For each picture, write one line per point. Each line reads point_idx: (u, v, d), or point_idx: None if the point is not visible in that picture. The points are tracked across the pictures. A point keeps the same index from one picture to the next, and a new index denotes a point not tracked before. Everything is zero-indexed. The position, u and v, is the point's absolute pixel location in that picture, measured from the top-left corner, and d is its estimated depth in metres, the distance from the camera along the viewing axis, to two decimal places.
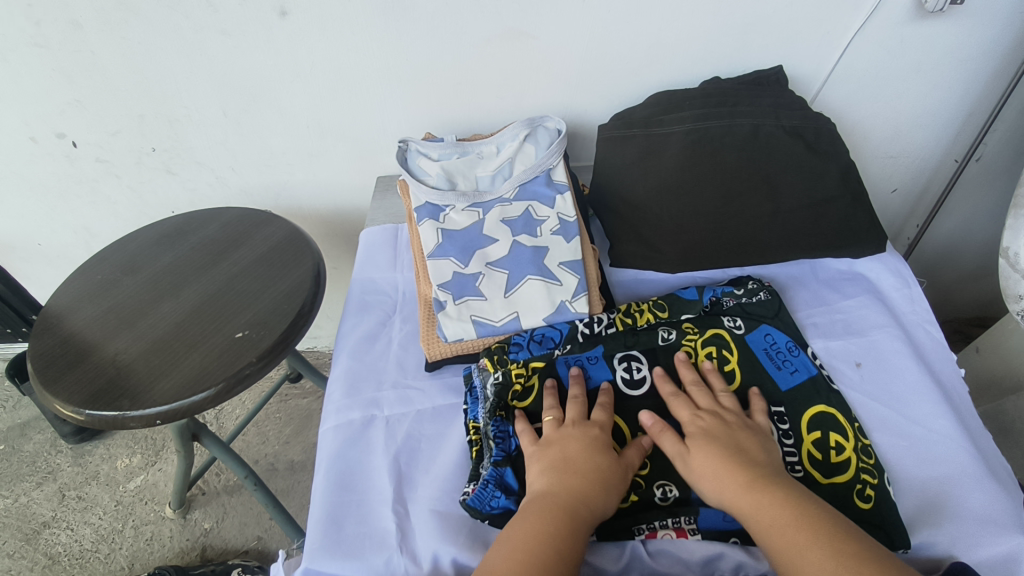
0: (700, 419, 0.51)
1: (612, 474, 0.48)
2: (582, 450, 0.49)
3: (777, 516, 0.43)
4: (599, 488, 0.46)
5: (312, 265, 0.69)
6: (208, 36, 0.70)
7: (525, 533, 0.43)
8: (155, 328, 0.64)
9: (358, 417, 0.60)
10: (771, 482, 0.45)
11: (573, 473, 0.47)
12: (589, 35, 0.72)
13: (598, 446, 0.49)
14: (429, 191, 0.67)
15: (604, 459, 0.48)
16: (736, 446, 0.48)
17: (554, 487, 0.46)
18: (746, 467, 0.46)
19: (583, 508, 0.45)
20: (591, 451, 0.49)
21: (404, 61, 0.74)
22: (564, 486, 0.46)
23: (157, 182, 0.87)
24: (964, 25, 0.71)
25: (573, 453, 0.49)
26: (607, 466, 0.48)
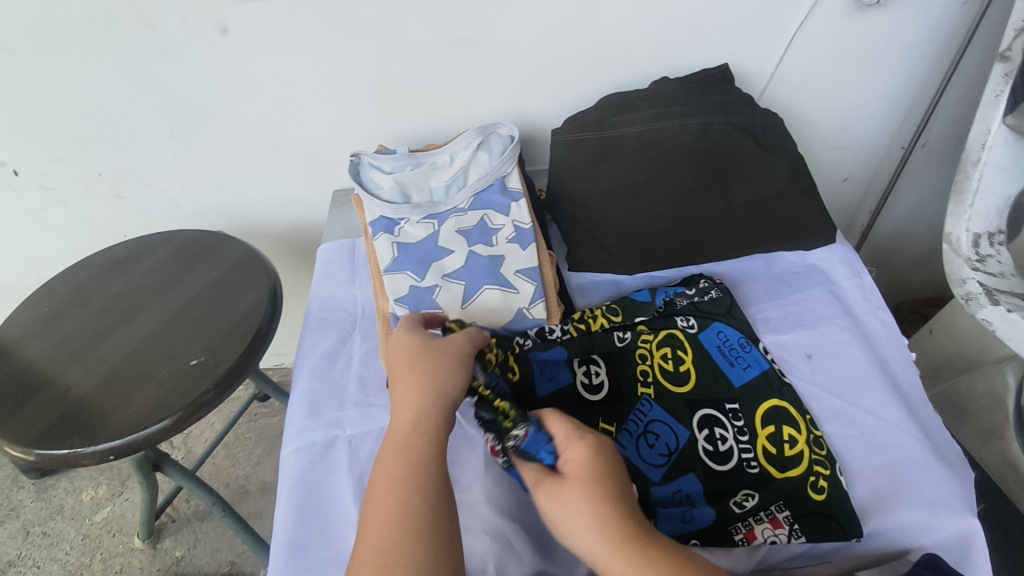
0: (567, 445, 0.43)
1: (441, 372, 0.47)
2: (401, 361, 0.49)
3: (642, 548, 0.38)
4: (429, 393, 0.46)
5: (268, 286, 0.68)
6: (148, 55, 0.69)
7: (384, 475, 0.43)
8: (106, 360, 0.62)
9: (320, 438, 0.59)
10: (631, 515, 0.40)
11: (407, 387, 0.47)
12: (538, 41, 0.72)
13: (409, 351, 0.49)
14: (382, 205, 0.67)
15: (424, 362, 0.48)
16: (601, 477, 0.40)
17: (399, 411, 0.46)
18: (630, 512, 0.40)
19: (418, 423, 0.45)
20: (406, 357, 0.49)
21: (353, 74, 0.73)
22: (401, 407, 0.46)
23: (106, 207, 0.85)
24: (901, 17, 0.73)
25: (398, 367, 0.49)
26: (421, 364, 0.48)
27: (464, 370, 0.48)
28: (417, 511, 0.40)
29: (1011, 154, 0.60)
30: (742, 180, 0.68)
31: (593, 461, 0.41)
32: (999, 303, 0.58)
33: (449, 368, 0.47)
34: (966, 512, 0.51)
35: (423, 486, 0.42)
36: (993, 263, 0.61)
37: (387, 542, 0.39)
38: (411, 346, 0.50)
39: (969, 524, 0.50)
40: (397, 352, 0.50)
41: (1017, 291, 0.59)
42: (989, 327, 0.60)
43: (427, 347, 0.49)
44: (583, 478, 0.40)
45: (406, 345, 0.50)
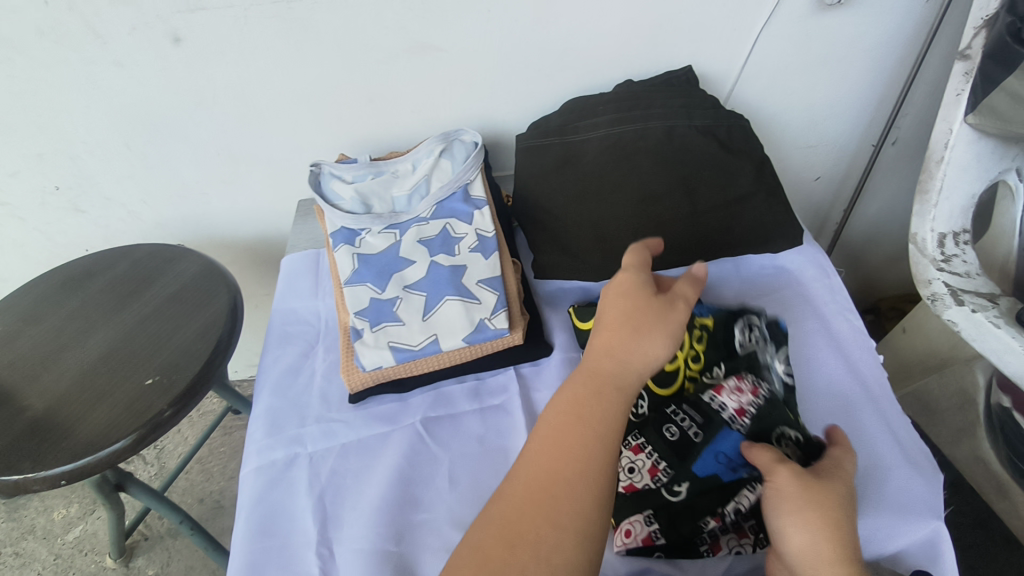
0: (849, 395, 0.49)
1: (644, 327, 0.42)
2: (621, 303, 0.44)
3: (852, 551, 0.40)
4: (638, 347, 0.41)
5: (227, 300, 0.67)
6: (99, 68, 0.67)
7: (556, 414, 0.41)
8: (59, 382, 0.60)
9: (280, 456, 0.57)
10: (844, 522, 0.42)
11: (609, 334, 0.43)
12: (499, 46, 0.71)
13: (631, 293, 0.44)
14: (343, 216, 0.65)
15: (637, 317, 0.43)
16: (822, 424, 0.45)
17: (593, 352, 0.43)
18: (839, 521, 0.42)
19: (621, 374, 0.41)
20: (624, 300, 0.44)
21: (313, 82, 0.72)
22: (599, 350, 0.43)
23: (67, 221, 0.83)
24: (865, 15, 0.72)
25: (608, 307, 0.44)
26: (638, 312, 0.43)
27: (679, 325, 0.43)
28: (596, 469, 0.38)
29: (975, 152, 0.60)
30: (707, 183, 0.67)
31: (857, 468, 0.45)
32: (964, 303, 0.57)
33: (659, 335, 0.42)
34: (932, 516, 0.50)
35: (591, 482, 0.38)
36: (958, 263, 0.60)
37: (547, 489, 0.37)
38: (638, 290, 0.44)
39: (935, 528, 0.49)
40: (617, 289, 0.45)
41: (982, 291, 0.59)
42: (955, 328, 0.58)
43: (647, 300, 0.44)
44: (835, 473, 0.43)
45: (644, 288, 0.44)
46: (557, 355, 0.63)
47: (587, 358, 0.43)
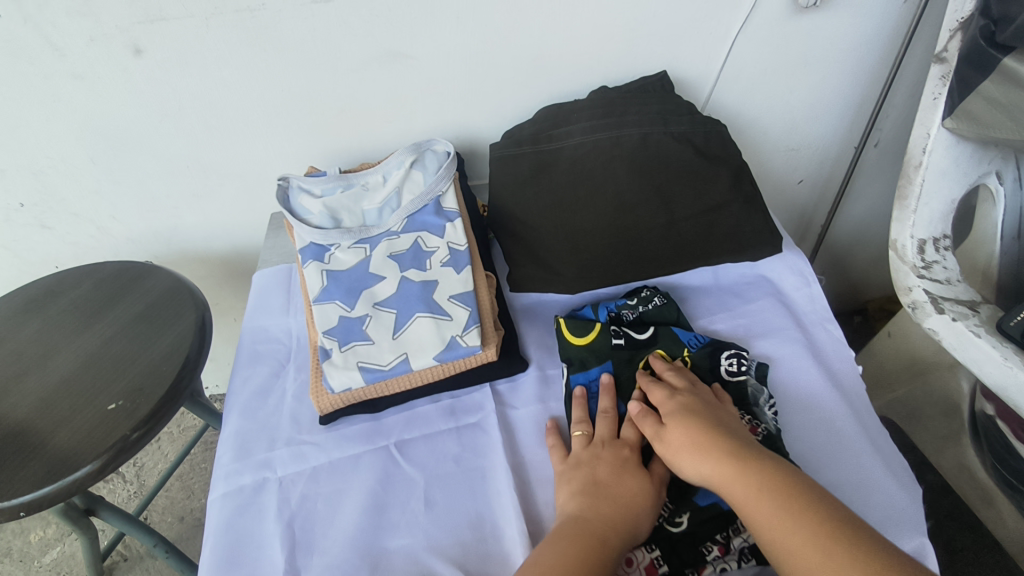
0: (670, 399, 0.52)
1: (640, 503, 0.48)
2: (621, 476, 0.49)
3: (752, 478, 0.44)
4: (636, 524, 0.46)
5: (195, 319, 0.65)
6: (58, 81, 0.65)
7: (553, 567, 0.42)
8: (18, 407, 0.59)
9: (248, 482, 0.56)
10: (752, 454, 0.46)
11: (605, 502, 0.47)
12: (471, 53, 0.69)
13: (623, 468, 0.50)
14: (312, 231, 0.64)
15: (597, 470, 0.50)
16: (720, 439, 0.47)
17: (585, 511, 0.46)
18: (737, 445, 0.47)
19: (599, 522, 0.46)
20: (618, 474, 0.49)
21: (281, 93, 0.70)
22: (597, 513, 0.46)
23: (34, 238, 0.81)
24: (843, 17, 0.71)
25: (602, 478, 0.49)
26: (637, 492, 0.48)
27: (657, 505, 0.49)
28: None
29: (953, 157, 0.59)
30: (684, 190, 0.66)
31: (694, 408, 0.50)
32: (945, 311, 0.56)
33: (625, 480, 0.49)
34: (917, 532, 0.49)
35: None
36: (939, 269, 0.59)
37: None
38: (632, 464, 0.50)
39: (920, 544, 0.48)
40: (608, 462, 0.50)
41: (961, 299, 0.57)
42: (936, 337, 0.57)
43: (605, 453, 0.51)
44: (684, 420, 0.49)
45: (636, 464, 0.50)
46: (532, 372, 0.63)
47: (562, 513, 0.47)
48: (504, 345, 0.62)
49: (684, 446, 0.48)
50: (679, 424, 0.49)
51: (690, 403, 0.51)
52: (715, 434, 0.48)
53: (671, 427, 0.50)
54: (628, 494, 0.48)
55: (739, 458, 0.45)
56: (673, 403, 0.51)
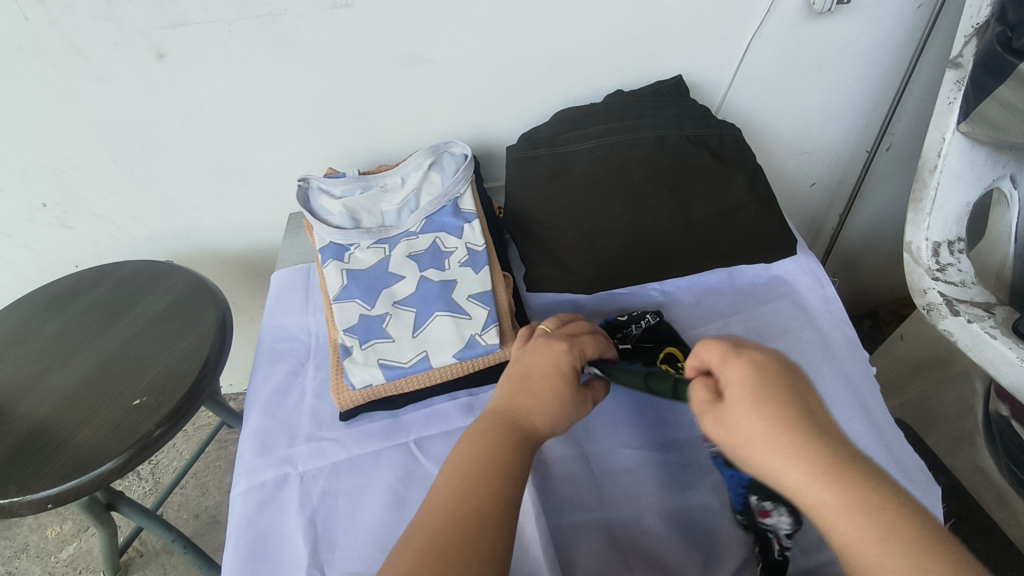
0: (729, 368, 0.39)
1: (556, 376, 0.46)
2: (538, 354, 0.48)
3: (860, 502, 0.32)
4: (552, 408, 0.44)
5: (216, 316, 0.66)
6: (83, 84, 0.66)
7: (468, 455, 0.40)
8: (44, 402, 0.60)
9: (270, 477, 0.57)
10: (853, 467, 0.33)
11: (518, 394, 0.45)
12: (488, 58, 0.70)
13: (540, 348, 0.48)
14: (332, 231, 0.65)
15: (529, 366, 0.47)
16: (805, 446, 0.34)
17: (506, 400, 0.45)
18: (820, 435, 0.35)
19: (520, 413, 0.44)
20: (539, 357, 0.47)
21: (301, 97, 0.71)
22: (516, 399, 0.44)
23: (54, 238, 0.82)
24: (855, 22, 0.72)
25: (537, 365, 0.46)
26: (549, 368, 0.46)
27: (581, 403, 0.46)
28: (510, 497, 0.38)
29: (967, 161, 0.60)
30: (700, 192, 0.67)
31: (756, 376, 0.38)
32: (960, 313, 0.57)
33: (556, 373, 0.46)
34: None
35: (485, 472, 0.39)
36: (954, 272, 0.60)
37: (473, 524, 0.36)
38: (542, 343, 0.49)
39: None
40: (537, 348, 0.49)
41: (977, 299, 0.58)
42: (951, 337, 0.58)
43: (542, 347, 0.48)
44: (747, 399, 0.37)
45: (550, 340, 0.49)
46: None
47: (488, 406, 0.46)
48: None
49: (755, 443, 0.36)
50: (743, 410, 0.37)
51: (758, 374, 0.38)
52: (791, 422, 0.35)
53: (736, 409, 0.37)
54: (557, 386, 0.45)
55: (838, 479, 0.33)
56: (739, 373, 0.38)
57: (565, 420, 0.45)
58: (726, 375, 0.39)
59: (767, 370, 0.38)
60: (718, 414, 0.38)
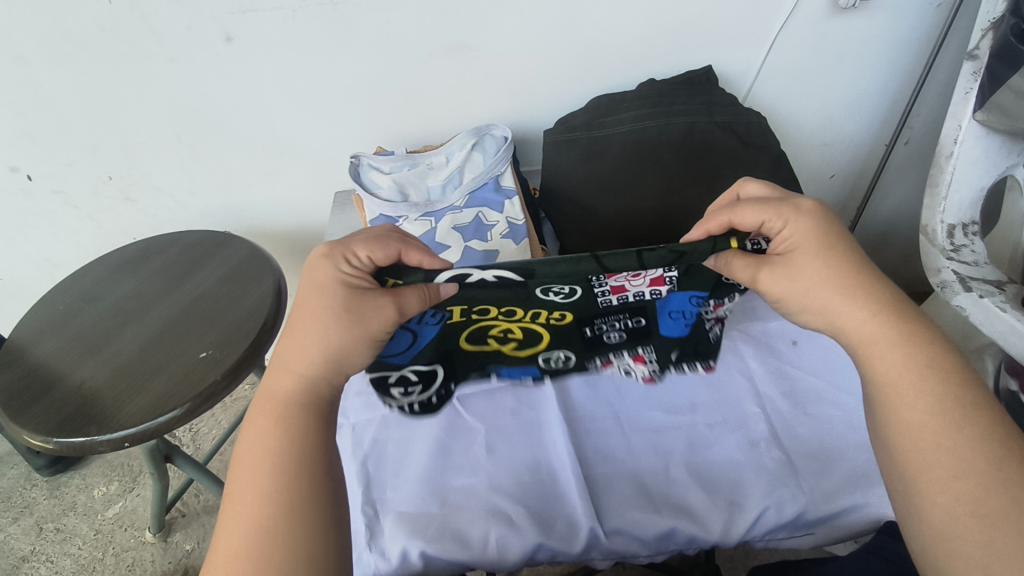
0: (799, 222, 0.44)
1: (319, 306, 0.42)
2: (310, 284, 0.44)
3: (920, 343, 0.40)
4: (344, 332, 0.42)
5: (273, 282, 0.72)
6: (155, 64, 0.72)
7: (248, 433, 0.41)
8: (119, 354, 0.65)
9: None
10: (900, 312, 0.41)
11: (295, 341, 0.43)
12: (530, 46, 0.75)
13: (315, 281, 0.43)
14: (382, 204, 0.70)
15: (311, 307, 0.43)
16: (863, 293, 0.42)
17: (282, 355, 0.43)
18: (863, 285, 0.42)
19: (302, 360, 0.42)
20: (309, 291, 0.43)
21: (354, 80, 0.76)
22: (293, 348, 0.42)
23: (117, 210, 0.88)
24: (877, 19, 0.76)
25: (310, 290, 0.43)
26: (323, 305, 0.42)
27: (405, 298, 0.44)
28: (297, 490, 0.37)
29: (982, 148, 0.63)
30: (727, 174, 0.71)
31: (813, 232, 0.43)
32: (973, 290, 0.60)
33: (334, 296, 0.42)
34: None
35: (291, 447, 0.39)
36: (968, 252, 0.63)
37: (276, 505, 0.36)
38: (323, 270, 0.43)
39: None
40: (309, 274, 0.44)
41: (989, 278, 0.61)
42: (964, 313, 0.62)
43: (323, 285, 0.43)
44: (808, 250, 0.43)
45: (330, 266, 0.43)
46: None
47: (265, 376, 0.43)
48: None
49: (828, 294, 0.42)
50: (812, 257, 0.43)
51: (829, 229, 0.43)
52: (842, 270, 0.42)
53: (806, 259, 0.43)
54: (334, 303, 0.42)
55: (895, 323, 0.41)
56: (811, 225, 0.43)
57: (377, 326, 0.43)
58: (793, 228, 0.44)
59: (830, 226, 0.44)
60: (776, 263, 0.44)
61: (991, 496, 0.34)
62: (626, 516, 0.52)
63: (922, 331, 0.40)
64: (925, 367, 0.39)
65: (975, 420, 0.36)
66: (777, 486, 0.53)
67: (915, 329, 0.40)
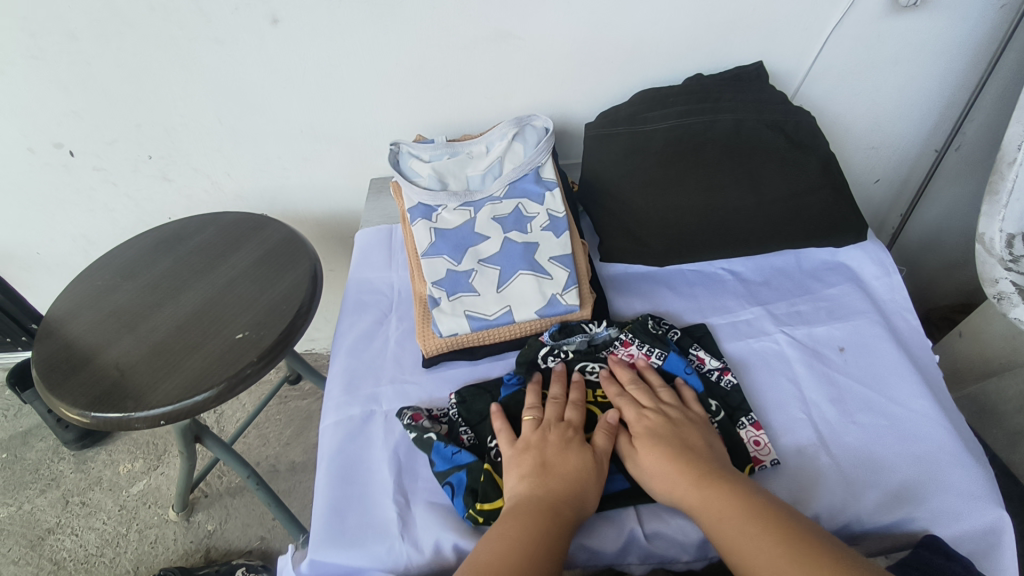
0: (644, 418, 0.53)
1: (584, 473, 0.49)
2: (570, 459, 0.49)
3: (725, 506, 0.44)
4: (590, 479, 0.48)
5: (310, 265, 0.71)
6: (201, 44, 0.72)
7: (509, 545, 0.42)
8: (156, 332, 0.65)
9: (357, 412, 0.60)
10: (718, 476, 0.47)
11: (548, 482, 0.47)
12: (575, 37, 0.74)
13: (569, 450, 0.50)
14: (421, 192, 0.69)
15: (558, 451, 0.50)
16: (689, 463, 0.48)
17: (534, 488, 0.47)
18: (689, 462, 0.48)
19: (561, 493, 0.47)
20: (563, 456, 0.49)
21: (397, 66, 0.76)
22: (545, 489, 0.47)
23: (154, 189, 0.89)
24: (936, 19, 0.73)
25: (551, 452, 0.50)
26: (589, 471, 0.49)
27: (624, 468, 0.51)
28: None
29: None
30: (775, 175, 0.70)
31: (653, 427, 0.52)
32: None
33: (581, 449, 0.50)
34: (992, 505, 0.50)
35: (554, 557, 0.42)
36: None
37: None
38: (579, 446, 0.50)
39: (999, 516, 0.50)
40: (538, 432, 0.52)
41: None
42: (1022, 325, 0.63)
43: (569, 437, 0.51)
44: (646, 437, 0.51)
45: (577, 447, 0.50)
46: None
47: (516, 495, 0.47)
48: (597, 307, 0.66)
49: (662, 469, 0.49)
50: (649, 446, 0.50)
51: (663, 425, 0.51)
52: (677, 450, 0.49)
53: (640, 446, 0.51)
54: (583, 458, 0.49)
55: (705, 482, 0.46)
56: (650, 424, 0.52)
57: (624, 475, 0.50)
58: (636, 423, 0.53)
59: (669, 422, 0.52)
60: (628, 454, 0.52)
61: None
62: (664, 517, 0.51)
63: (726, 488, 0.46)
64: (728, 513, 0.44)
65: (765, 530, 0.42)
66: (821, 495, 0.51)
67: (712, 476, 0.47)
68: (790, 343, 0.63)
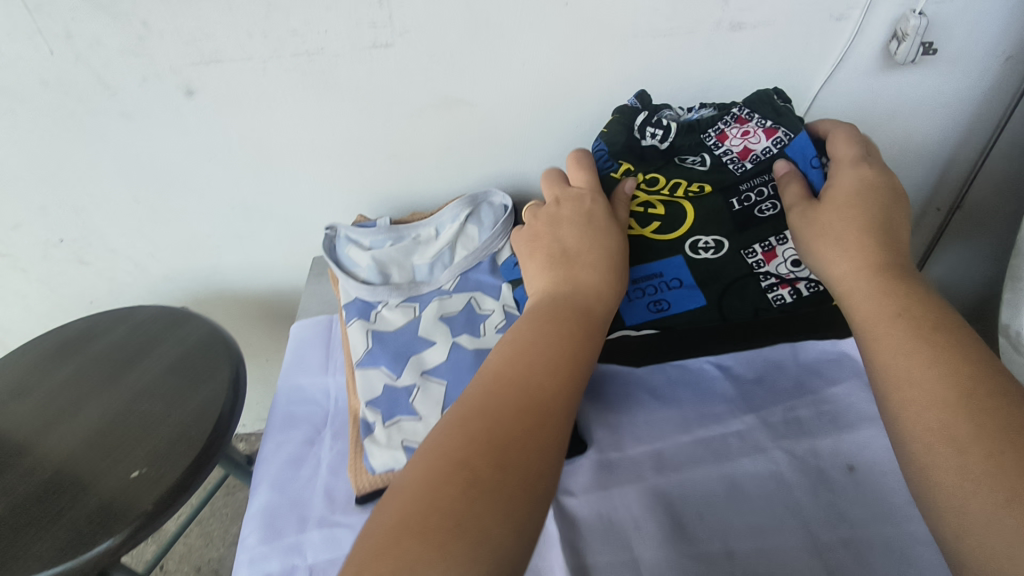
0: (852, 174, 0.50)
1: (604, 274, 0.49)
2: (586, 261, 0.49)
3: (909, 308, 0.40)
4: (603, 273, 0.49)
5: (229, 374, 0.61)
6: (106, 119, 0.63)
7: (503, 364, 0.40)
8: (39, 468, 0.55)
9: (276, 569, 0.49)
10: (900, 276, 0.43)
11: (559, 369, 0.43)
12: (533, 103, 0.65)
13: (590, 233, 0.51)
14: (359, 287, 0.60)
15: (574, 264, 0.49)
16: (873, 241, 0.45)
17: (546, 308, 0.45)
18: (863, 244, 0.45)
19: (590, 312, 0.46)
20: (584, 242, 0.51)
21: (334, 138, 0.67)
22: (572, 290, 0.47)
23: (69, 273, 0.78)
24: (936, 73, 0.65)
25: (572, 257, 0.50)
26: (604, 278, 0.48)
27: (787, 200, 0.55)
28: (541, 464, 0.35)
29: None
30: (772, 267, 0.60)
31: (861, 187, 0.49)
32: None
33: (598, 256, 0.50)
34: None
35: (552, 372, 0.39)
36: None
37: (512, 442, 0.35)
38: (594, 262, 0.49)
39: None
40: (570, 229, 0.52)
41: None
42: None
43: (583, 236, 0.51)
44: (845, 198, 0.49)
45: (597, 244, 0.50)
46: (590, 456, 0.55)
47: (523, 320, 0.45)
48: None
49: (852, 235, 0.46)
50: (840, 208, 0.48)
51: (870, 197, 0.48)
52: (871, 224, 0.46)
53: (828, 208, 0.49)
54: (599, 272, 0.49)
55: (884, 283, 0.43)
56: (853, 184, 0.49)
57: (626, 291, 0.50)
58: (839, 183, 0.50)
59: (890, 198, 0.49)
60: (815, 207, 0.50)
61: (977, 454, 0.32)
62: None
63: (912, 298, 0.41)
64: (902, 318, 0.40)
65: (942, 363, 0.36)
66: None
67: (897, 277, 0.43)
68: (791, 463, 0.52)
